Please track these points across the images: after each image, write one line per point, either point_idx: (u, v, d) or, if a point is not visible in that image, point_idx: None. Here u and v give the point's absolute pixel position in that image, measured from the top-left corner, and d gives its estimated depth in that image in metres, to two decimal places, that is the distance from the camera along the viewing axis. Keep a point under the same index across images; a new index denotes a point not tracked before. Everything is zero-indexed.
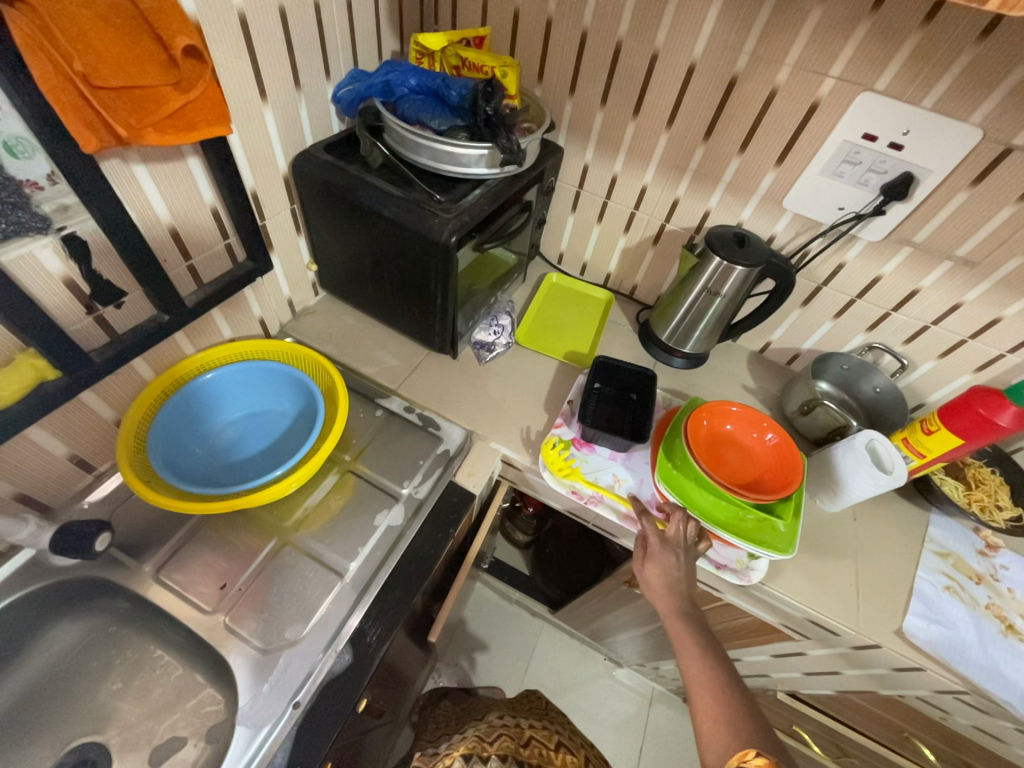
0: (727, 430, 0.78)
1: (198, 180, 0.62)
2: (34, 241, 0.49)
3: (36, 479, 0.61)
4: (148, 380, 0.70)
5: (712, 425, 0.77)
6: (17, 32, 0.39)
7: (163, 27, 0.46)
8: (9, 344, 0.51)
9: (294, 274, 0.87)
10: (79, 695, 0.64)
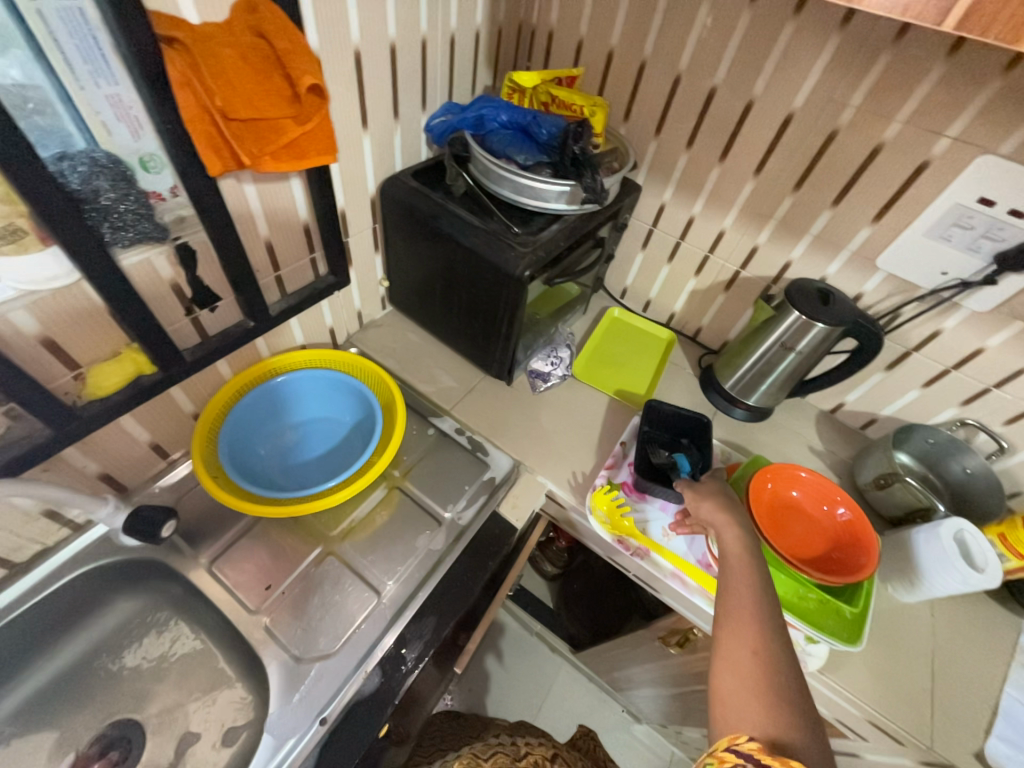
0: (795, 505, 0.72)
1: (296, 197, 0.66)
2: (152, 249, 0.53)
3: (119, 462, 0.66)
4: (226, 379, 0.74)
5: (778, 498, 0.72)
6: (170, 68, 0.43)
7: (293, 67, 0.48)
8: (118, 339, 0.56)
9: (367, 289, 0.90)
10: (123, 671, 0.67)
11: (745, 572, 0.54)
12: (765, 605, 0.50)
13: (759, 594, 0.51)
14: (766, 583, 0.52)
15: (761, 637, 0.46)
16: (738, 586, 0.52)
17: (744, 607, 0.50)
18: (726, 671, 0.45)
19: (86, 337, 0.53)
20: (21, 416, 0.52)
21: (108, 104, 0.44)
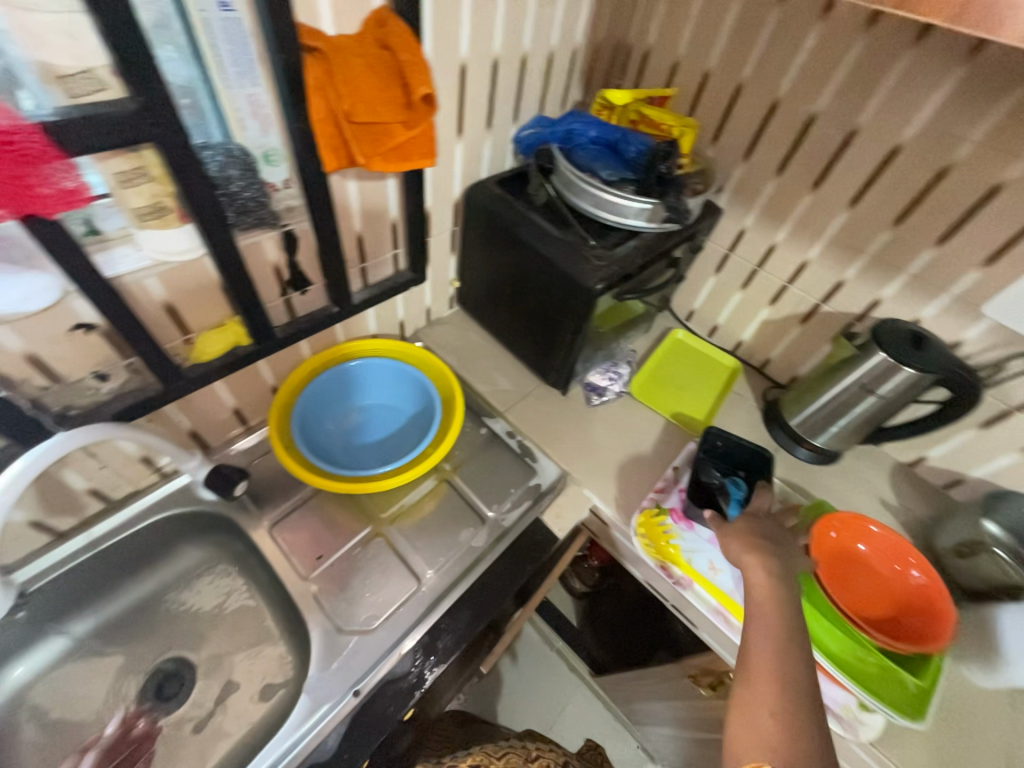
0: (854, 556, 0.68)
1: (390, 196, 0.70)
2: (264, 233, 0.59)
3: (207, 421, 0.72)
4: (304, 358, 0.80)
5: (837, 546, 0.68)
6: (309, 74, 0.48)
7: (412, 78, 0.52)
8: (224, 311, 0.62)
9: (439, 287, 0.94)
10: (184, 613, 0.73)
11: (771, 620, 0.51)
12: (790, 660, 0.48)
13: (785, 648, 0.49)
14: (795, 636, 0.49)
15: (781, 699, 0.45)
16: (759, 635, 0.50)
17: (766, 663, 0.48)
18: (742, 732, 0.43)
19: (200, 306, 0.59)
20: (138, 370, 0.58)
21: (248, 103, 0.50)
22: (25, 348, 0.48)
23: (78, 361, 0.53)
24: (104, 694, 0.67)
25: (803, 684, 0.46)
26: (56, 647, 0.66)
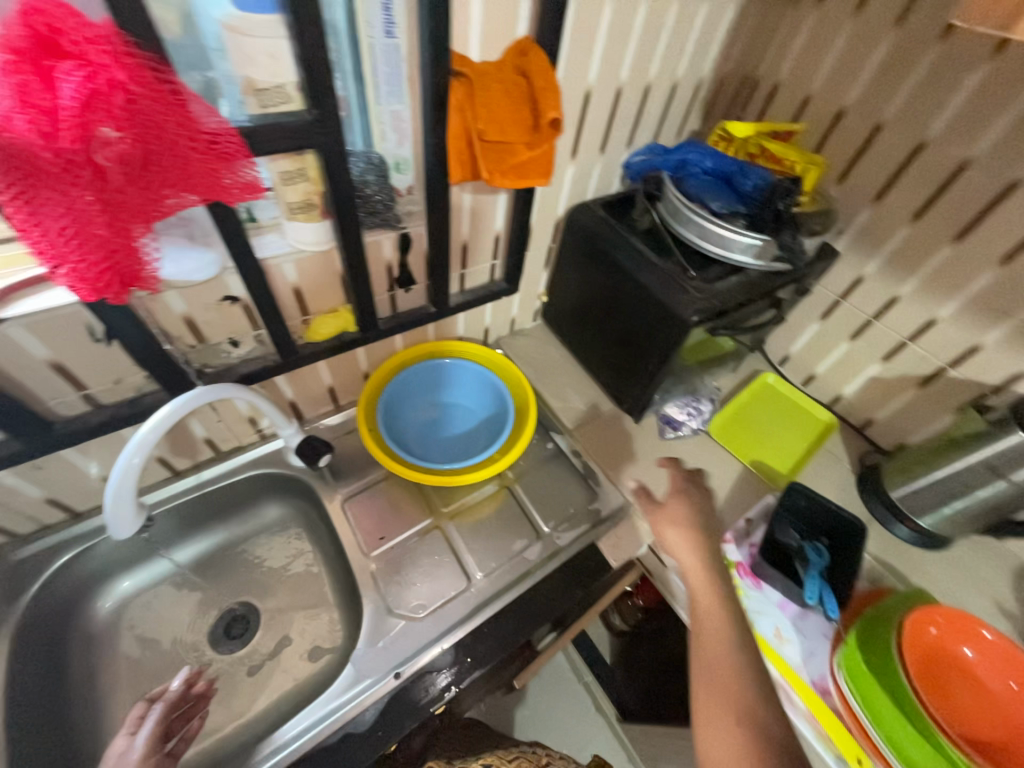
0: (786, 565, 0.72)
1: (498, 210, 0.74)
2: (384, 233, 0.65)
3: (306, 395, 0.80)
4: (396, 350, 0.85)
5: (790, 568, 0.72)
6: (452, 95, 0.53)
7: (543, 102, 0.54)
8: (338, 299, 0.69)
9: (527, 299, 0.97)
10: (257, 565, 0.80)
11: (721, 629, 0.60)
12: (742, 664, 0.57)
13: (736, 656, 0.57)
14: (743, 642, 0.59)
15: (737, 702, 0.53)
16: (716, 647, 0.59)
17: (720, 671, 0.56)
18: (714, 742, 0.51)
19: (321, 292, 0.66)
20: (263, 341, 0.66)
21: (391, 117, 0.55)
22: (185, 311, 0.57)
23: (220, 327, 0.61)
24: (184, 621, 0.75)
25: (760, 694, 0.54)
26: (157, 569, 0.76)
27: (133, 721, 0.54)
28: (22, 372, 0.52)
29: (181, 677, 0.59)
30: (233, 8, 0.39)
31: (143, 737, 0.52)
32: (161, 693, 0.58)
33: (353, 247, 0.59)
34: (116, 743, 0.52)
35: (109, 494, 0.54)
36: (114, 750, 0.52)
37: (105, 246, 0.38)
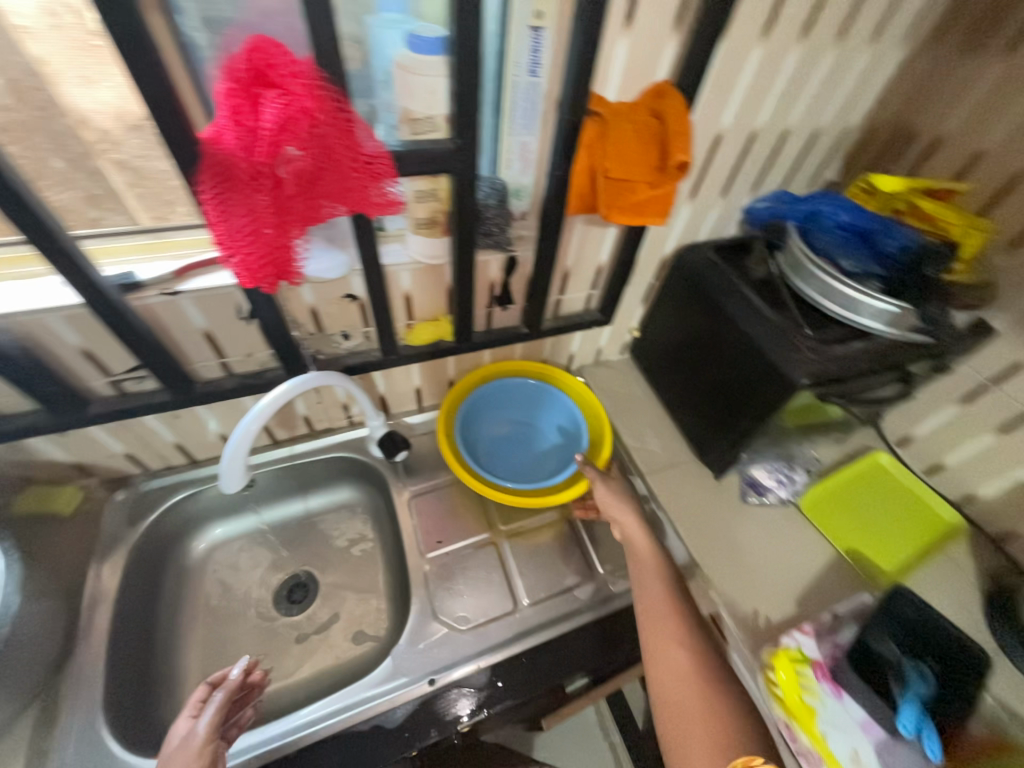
0: (749, 559, 0.76)
1: (605, 242, 0.74)
2: (493, 254, 0.68)
3: (395, 391, 0.85)
4: (482, 363, 0.89)
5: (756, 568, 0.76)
6: (585, 133, 0.54)
7: (673, 143, 0.54)
8: (441, 309, 0.73)
9: (618, 332, 0.96)
10: (323, 539, 0.85)
11: (653, 567, 0.67)
12: (673, 600, 0.64)
13: (670, 595, 0.64)
14: (656, 567, 0.67)
15: (680, 637, 0.61)
16: (655, 587, 0.65)
17: (660, 610, 0.63)
18: (664, 676, 0.58)
19: (427, 301, 0.71)
20: (369, 338, 0.72)
21: (518, 150, 0.58)
22: (313, 302, 0.64)
23: (337, 321, 0.68)
24: (257, 578, 0.80)
25: (695, 628, 0.62)
26: (246, 522, 0.84)
27: (194, 708, 0.57)
28: (182, 336, 0.61)
29: (239, 665, 0.61)
30: (408, 50, 0.45)
31: (202, 722, 0.54)
32: (222, 680, 0.60)
33: (465, 263, 0.62)
34: (180, 724, 0.55)
35: (221, 464, 0.62)
36: (178, 730, 0.55)
37: (267, 245, 0.43)
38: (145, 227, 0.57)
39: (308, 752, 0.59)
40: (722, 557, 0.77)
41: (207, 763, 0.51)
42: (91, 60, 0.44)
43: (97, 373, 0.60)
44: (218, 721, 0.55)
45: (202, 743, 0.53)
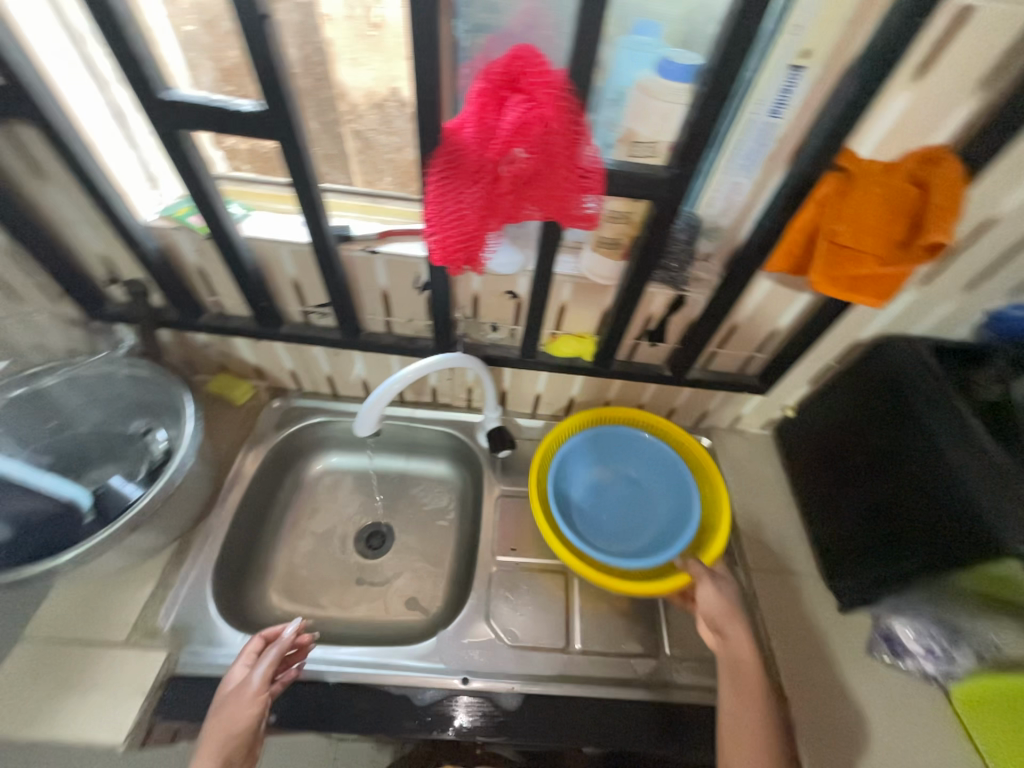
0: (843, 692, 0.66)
1: (793, 308, 0.65)
2: (663, 288, 0.64)
3: (518, 390, 0.87)
4: (610, 391, 0.86)
5: (858, 710, 0.64)
6: (819, 189, 0.49)
7: (934, 220, 0.44)
8: (590, 327, 0.72)
9: (768, 405, 0.85)
10: (411, 501, 0.90)
11: (752, 695, 0.58)
12: (769, 743, 0.55)
13: (768, 736, 0.56)
14: (756, 697, 0.58)
15: None
16: (750, 720, 0.57)
17: (755, 751, 0.55)
18: None
19: (580, 315, 0.70)
20: (514, 335, 0.74)
21: (728, 189, 0.55)
22: (478, 290, 0.68)
23: (492, 312, 0.71)
24: (349, 514, 0.88)
25: None
26: (356, 460, 0.93)
27: (245, 659, 0.59)
28: (364, 289, 0.69)
29: (292, 623, 0.62)
30: (655, 74, 0.44)
31: (258, 673, 0.57)
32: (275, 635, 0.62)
33: (634, 291, 0.60)
34: (237, 669, 0.58)
35: (359, 412, 0.64)
36: (234, 676, 0.57)
37: (465, 232, 0.46)
38: (359, 188, 0.66)
39: (320, 688, 0.63)
40: (814, 688, 0.66)
41: (259, 712, 0.54)
42: (364, 48, 0.52)
43: (296, 301, 0.71)
44: (271, 674, 0.58)
45: (256, 693, 0.55)
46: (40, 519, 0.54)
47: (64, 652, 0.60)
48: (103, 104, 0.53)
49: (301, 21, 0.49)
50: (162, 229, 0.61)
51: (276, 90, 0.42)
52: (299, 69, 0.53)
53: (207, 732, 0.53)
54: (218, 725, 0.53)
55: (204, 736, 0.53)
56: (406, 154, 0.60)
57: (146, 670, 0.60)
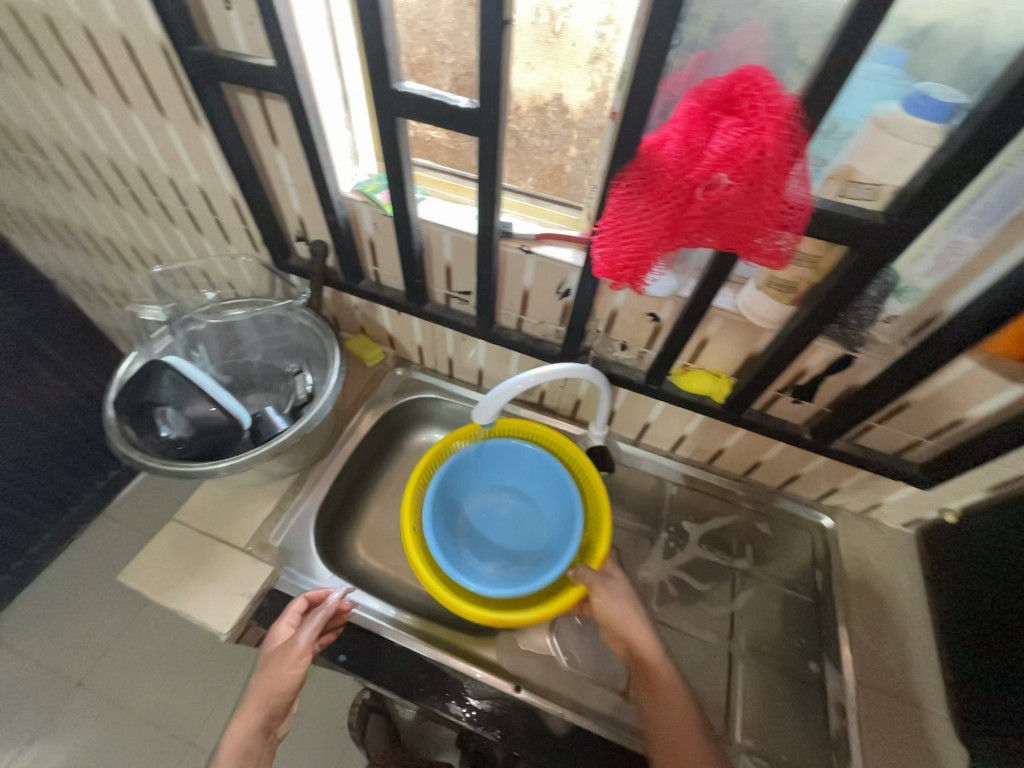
0: None
1: (995, 399, 0.54)
2: (830, 344, 0.57)
3: (627, 414, 0.84)
4: (727, 439, 0.79)
5: None
6: None
7: None
8: (728, 368, 0.67)
9: (918, 501, 0.73)
10: None
11: (673, 702, 0.59)
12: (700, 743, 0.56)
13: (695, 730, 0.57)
14: (668, 692, 0.60)
15: None
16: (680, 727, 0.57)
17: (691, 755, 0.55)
18: None
19: (720, 354, 0.65)
20: (642, 358, 0.72)
21: (945, 246, 0.47)
22: (618, 307, 0.66)
23: (626, 330, 0.69)
24: None
25: None
26: None
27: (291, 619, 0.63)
28: (508, 286, 0.71)
29: (336, 591, 0.65)
30: (898, 108, 0.39)
31: (302, 634, 0.60)
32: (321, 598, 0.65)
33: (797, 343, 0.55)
34: (281, 627, 0.62)
35: (482, 399, 0.64)
36: (280, 634, 0.62)
37: (640, 249, 0.45)
38: (520, 186, 0.69)
39: (385, 643, 0.68)
40: None
41: (301, 671, 0.58)
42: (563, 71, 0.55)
43: (442, 284, 0.75)
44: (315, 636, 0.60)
45: (300, 653, 0.58)
46: (213, 427, 0.61)
47: (200, 541, 0.70)
48: (339, 90, 0.61)
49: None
50: (352, 201, 0.68)
51: (493, 89, 0.45)
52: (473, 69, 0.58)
53: (257, 682, 0.58)
54: (267, 678, 0.58)
55: (255, 685, 0.58)
56: (553, 158, 0.65)
57: (253, 578, 0.67)
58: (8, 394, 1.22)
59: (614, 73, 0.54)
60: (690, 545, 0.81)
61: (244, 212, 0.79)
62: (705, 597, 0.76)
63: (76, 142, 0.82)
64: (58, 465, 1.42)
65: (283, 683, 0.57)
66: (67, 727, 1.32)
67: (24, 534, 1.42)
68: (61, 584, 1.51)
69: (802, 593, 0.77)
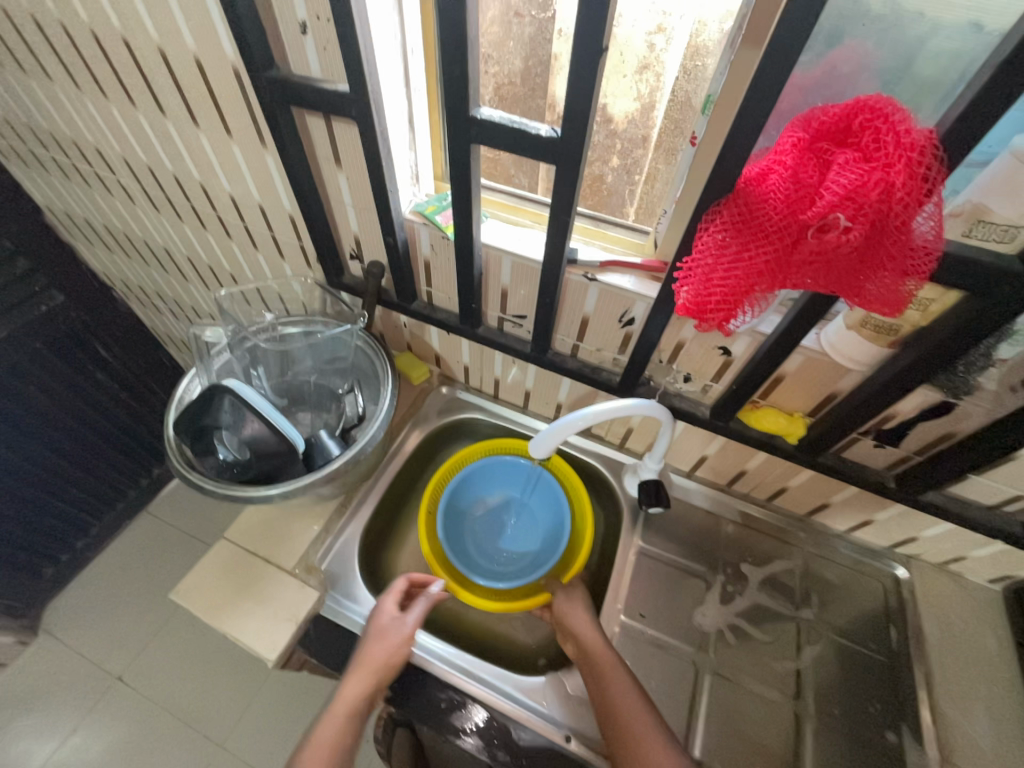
0: None
1: None
2: (931, 390, 0.52)
3: (683, 446, 0.80)
4: (793, 479, 0.74)
5: None
6: None
7: None
8: (804, 408, 0.63)
9: (1012, 560, 0.66)
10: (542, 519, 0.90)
11: (612, 671, 0.63)
12: (636, 702, 0.60)
13: (633, 692, 0.61)
14: (609, 663, 0.63)
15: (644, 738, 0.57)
16: (618, 689, 0.61)
17: (626, 715, 0.59)
18: None
19: (797, 393, 0.61)
20: (706, 392, 0.68)
21: None
22: (686, 339, 0.62)
23: (692, 363, 0.65)
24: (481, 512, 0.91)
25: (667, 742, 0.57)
26: None
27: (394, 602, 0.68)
28: (567, 312, 0.68)
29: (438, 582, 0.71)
30: None
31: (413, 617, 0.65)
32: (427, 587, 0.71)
33: (893, 392, 0.50)
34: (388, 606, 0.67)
35: (538, 433, 0.63)
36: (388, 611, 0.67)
37: (733, 292, 0.42)
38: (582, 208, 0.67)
39: (430, 680, 0.66)
40: None
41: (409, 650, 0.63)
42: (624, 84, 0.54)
43: (496, 307, 0.73)
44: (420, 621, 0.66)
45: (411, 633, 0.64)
46: (270, 449, 0.60)
47: (251, 559, 0.70)
48: (405, 113, 0.60)
49: (532, 36, 0.55)
50: (412, 223, 0.67)
51: (580, 119, 0.42)
52: (515, 78, 0.59)
53: (365, 654, 0.63)
54: (378, 651, 0.63)
55: (365, 657, 0.62)
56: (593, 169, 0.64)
57: (300, 603, 0.66)
58: (67, 395, 1.27)
59: (663, 83, 0.53)
60: (750, 590, 0.76)
61: (300, 229, 0.79)
62: (768, 652, 0.71)
63: (142, 158, 0.84)
64: (107, 462, 1.47)
65: (392, 657, 0.63)
66: (107, 720, 1.35)
67: (75, 528, 1.47)
68: (107, 577, 1.56)
69: (876, 653, 0.71)
